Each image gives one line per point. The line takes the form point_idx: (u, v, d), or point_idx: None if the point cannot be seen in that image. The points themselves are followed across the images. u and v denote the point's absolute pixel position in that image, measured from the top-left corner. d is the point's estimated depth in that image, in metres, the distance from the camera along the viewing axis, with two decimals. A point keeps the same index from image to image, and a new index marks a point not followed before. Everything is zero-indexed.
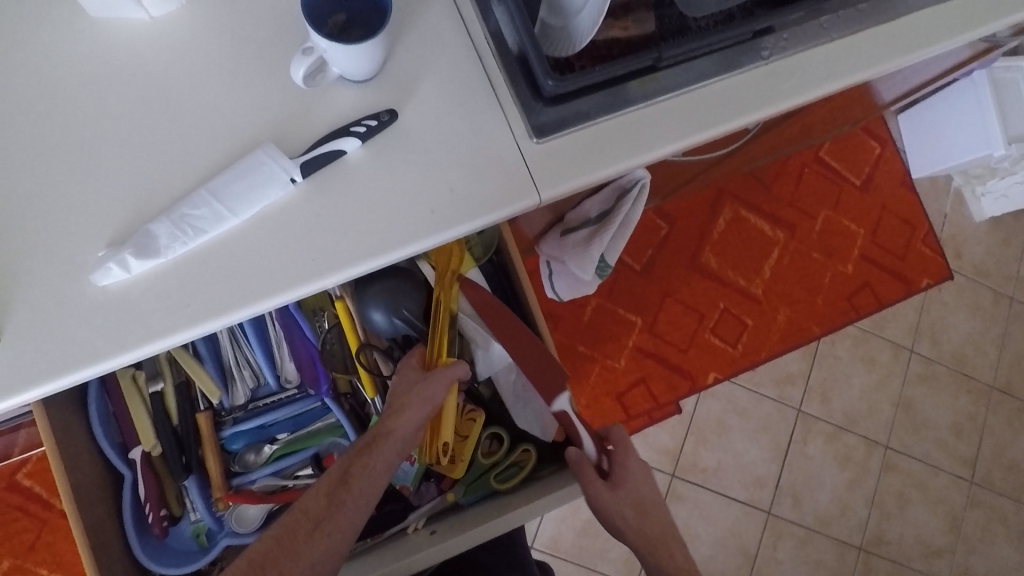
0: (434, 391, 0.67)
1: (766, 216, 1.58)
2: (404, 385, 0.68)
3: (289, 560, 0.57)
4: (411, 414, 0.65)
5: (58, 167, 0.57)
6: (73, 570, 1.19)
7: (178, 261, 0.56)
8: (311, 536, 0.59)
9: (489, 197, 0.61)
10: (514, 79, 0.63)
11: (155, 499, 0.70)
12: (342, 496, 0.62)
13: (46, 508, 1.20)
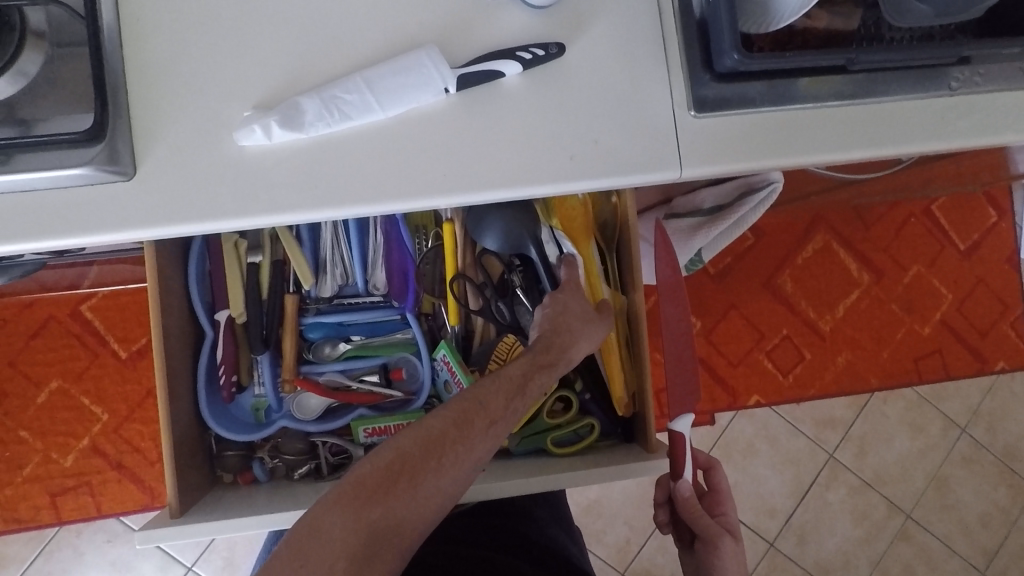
0: (599, 335, 0.68)
1: (858, 255, 1.50)
2: (575, 310, 0.66)
3: (462, 450, 0.57)
4: (581, 344, 0.66)
5: (221, 19, 0.57)
6: (111, 406, 1.26)
7: (317, 140, 0.55)
8: (486, 433, 0.58)
9: (630, 158, 0.59)
10: (689, 43, 0.60)
11: (229, 363, 0.72)
12: (516, 404, 0.61)
13: (101, 344, 1.27)
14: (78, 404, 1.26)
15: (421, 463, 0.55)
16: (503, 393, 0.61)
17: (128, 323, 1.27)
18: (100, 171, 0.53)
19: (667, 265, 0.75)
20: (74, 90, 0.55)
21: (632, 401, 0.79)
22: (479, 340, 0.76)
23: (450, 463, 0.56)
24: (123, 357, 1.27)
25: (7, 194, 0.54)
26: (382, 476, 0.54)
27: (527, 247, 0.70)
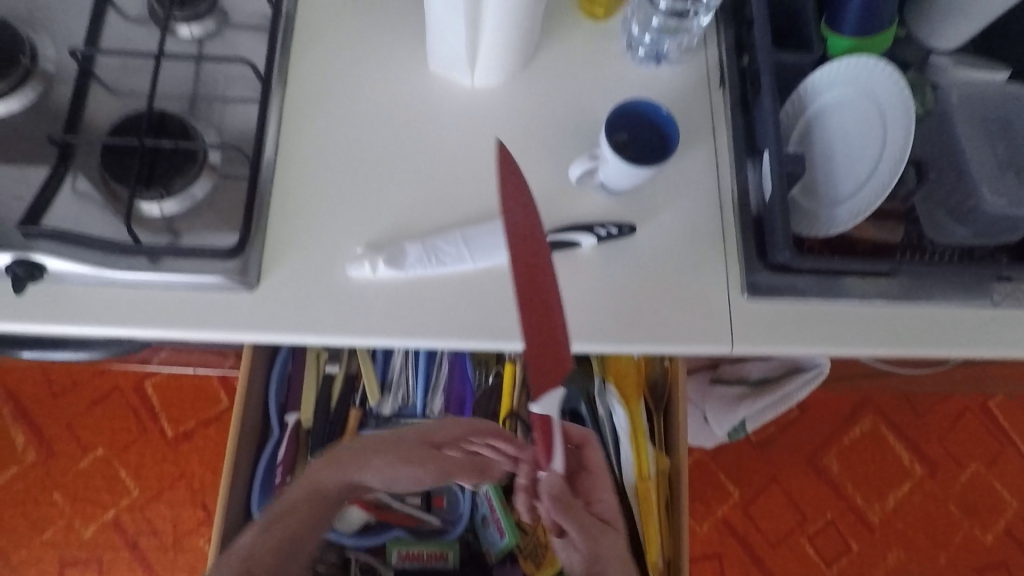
0: (458, 428, 0.66)
1: (908, 442, 1.46)
2: (399, 438, 0.65)
3: (307, 528, 0.60)
4: (463, 468, 0.65)
5: (352, 171, 0.68)
6: (145, 482, 1.30)
7: (413, 279, 0.65)
8: (310, 518, 0.60)
9: (683, 328, 0.66)
10: (746, 235, 0.68)
11: (288, 463, 0.77)
12: (329, 490, 0.62)
13: (153, 420, 1.33)
14: (116, 475, 1.30)
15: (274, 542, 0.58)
16: (321, 477, 0.62)
17: (183, 404, 1.34)
18: (232, 281, 0.64)
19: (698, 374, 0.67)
20: (225, 214, 0.67)
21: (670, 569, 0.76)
22: None
23: (296, 540, 0.59)
24: (169, 435, 1.33)
25: (155, 288, 0.65)
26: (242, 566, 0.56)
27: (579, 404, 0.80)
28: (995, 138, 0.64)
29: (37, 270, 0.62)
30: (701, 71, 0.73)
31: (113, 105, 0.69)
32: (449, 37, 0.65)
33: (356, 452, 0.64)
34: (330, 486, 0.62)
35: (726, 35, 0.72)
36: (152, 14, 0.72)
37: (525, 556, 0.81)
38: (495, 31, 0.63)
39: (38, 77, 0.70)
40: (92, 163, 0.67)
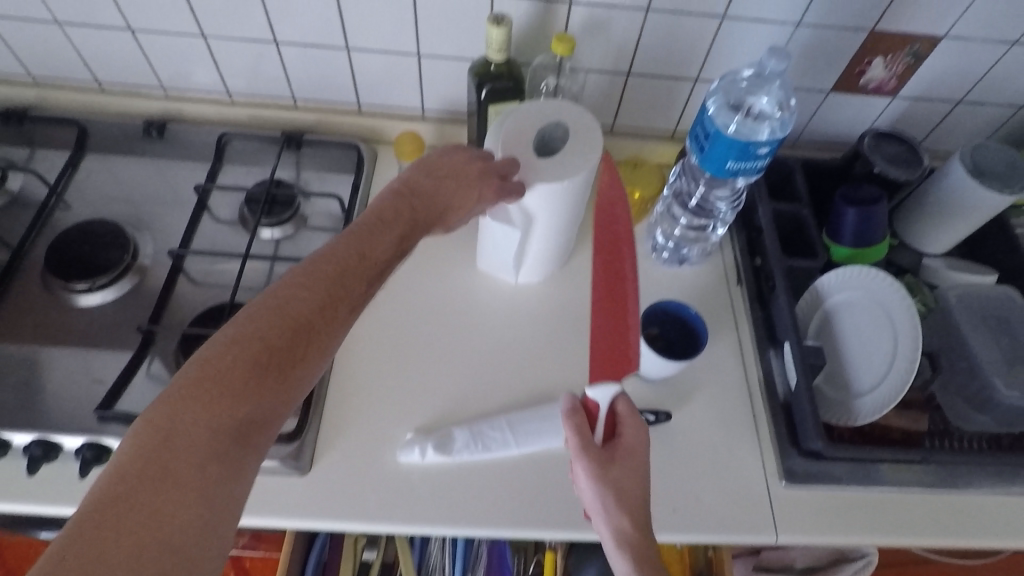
0: (448, 199, 0.63)
1: None
2: (360, 243, 0.55)
3: (219, 413, 0.43)
4: (449, 193, 0.63)
5: (406, 358, 0.74)
6: None
7: (460, 464, 0.68)
8: (241, 390, 0.44)
9: (726, 517, 0.66)
10: (776, 421, 0.70)
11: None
12: (320, 310, 0.49)
13: None
14: None
15: (156, 453, 0.40)
16: (315, 278, 0.50)
17: None
18: (286, 466, 0.66)
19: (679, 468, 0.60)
20: None
21: None
22: None
23: (226, 410, 0.43)
24: None
25: None
26: (160, 452, 0.40)
27: None
28: (999, 334, 0.68)
29: (104, 452, 0.65)
30: (718, 270, 0.82)
31: (197, 295, 0.77)
32: (495, 246, 0.75)
33: (430, 166, 0.64)
34: (312, 294, 0.49)
35: (738, 240, 0.82)
36: (242, 219, 0.82)
37: None
38: (540, 245, 0.73)
39: (136, 272, 0.78)
40: (170, 347, 0.73)
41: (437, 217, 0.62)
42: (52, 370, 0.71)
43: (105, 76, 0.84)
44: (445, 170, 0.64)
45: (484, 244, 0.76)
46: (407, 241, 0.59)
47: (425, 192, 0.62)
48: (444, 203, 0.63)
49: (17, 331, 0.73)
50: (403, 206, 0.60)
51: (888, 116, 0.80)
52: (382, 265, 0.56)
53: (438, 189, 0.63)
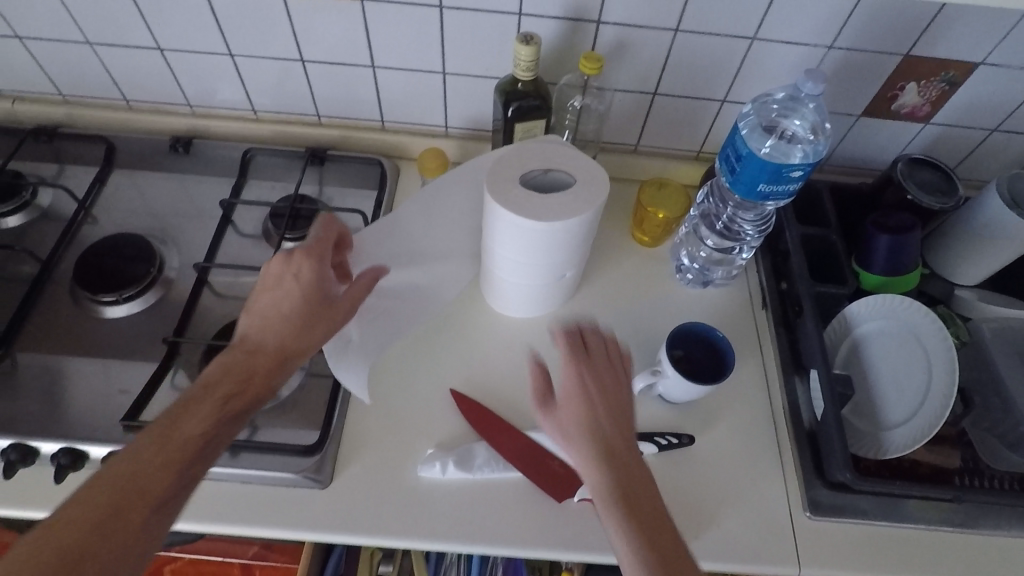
0: (297, 320, 0.58)
1: None
2: (175, 421, 0.48)
3: None
4: (300, 313, 0.59)
5: (426, 377, 0.74)
6: None
7: (479, 481, 0.67)
8: None
9: (749, 548, 0.65)
10: (802, 451, 0.69)
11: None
12: (118, 524, 0.42)
13: None
14: None
15: None
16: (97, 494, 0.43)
17: None
18: (307, 479, 0.66)
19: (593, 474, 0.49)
20: (304, 414, 0.72)
21: None
22: None
23: None
24: None
25: (232, 482, 0.66)
26: None
27: None
28: None
29: None
30: (742, 293, 0.81)
31: (220, 309, 0.78)
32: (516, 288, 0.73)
33: (257, 307, 0.59)
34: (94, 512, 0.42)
35: (764, 265, 0.81)
36: (266, 233, 0.82)
37: None
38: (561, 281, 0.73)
39: (161, 284, 0.79)
40: (194, 360, 0.74)
41: (286, 345, 0.57)
42: (77, 381, 0.72)
43: (134, 93, 0.85)
44: (272, 297, 0.59)
45: (501, 290, 0.75)
46: (242, 397, 0.53)
47: (259, 330, 0.57)
48: (290, 330, 0.58)
49: (45, 343, 0.74)
50: (236, 361, 0.55)
51: (920, 141, 0.78)
52: (207, 442, 0.49)
53: (274, 322, 0.58)
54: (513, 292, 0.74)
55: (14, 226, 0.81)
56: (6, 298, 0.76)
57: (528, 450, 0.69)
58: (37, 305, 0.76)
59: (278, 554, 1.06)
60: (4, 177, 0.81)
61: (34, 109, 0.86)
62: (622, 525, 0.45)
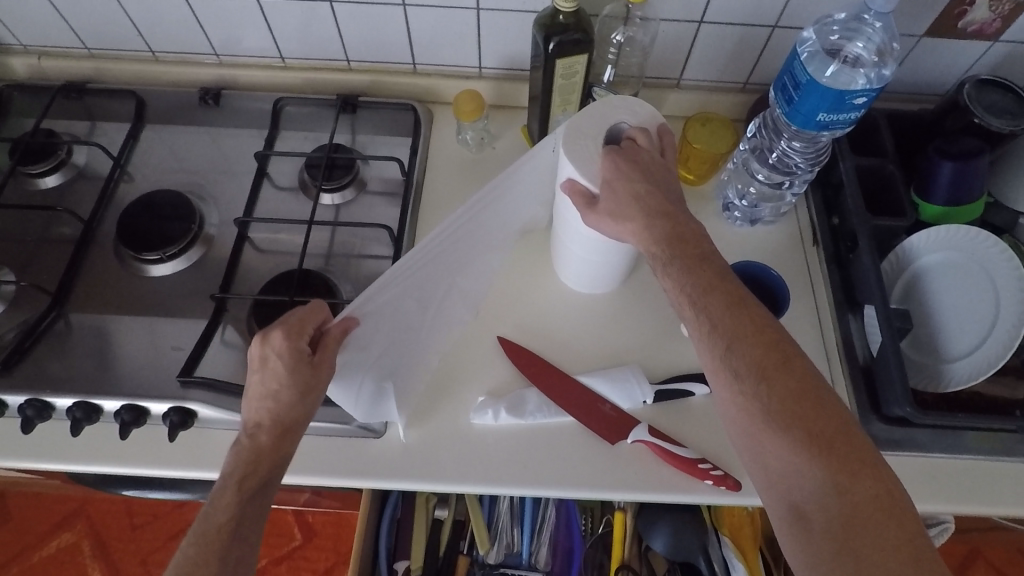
0: (285, 400, 0.55)
1: None
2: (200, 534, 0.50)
3: None
4: (280, 392, 0.55)
5: (474, 324, 0.74)
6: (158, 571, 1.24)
7: (532, 427, 0.68)
8: None
9: None
10: (857, 388, 0.68)
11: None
12: None
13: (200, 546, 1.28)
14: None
15: None
16: None
17: None
18: (363, 428, 0.67)
19: (746, 413, 0.49)
20: None
21: None
22: None
23: None
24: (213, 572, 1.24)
25: None
26: None
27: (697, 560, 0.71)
28: None
29: (188, 416, 0.65)
30: (792, 231, 0.79)
31: (263, 264, 0.78)
32: (587, 258, 0.70)
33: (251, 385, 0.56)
34: None
35: (816, 200, 0.78)
36: (302, 184, 0.81)
37: None
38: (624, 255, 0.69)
39: (202, 241, 0.78)
40: (242, 315, 0.74)
41: (278, 422, 0.55)
42: (130, 338, 0.72)
43: (159, 44, 0.83)
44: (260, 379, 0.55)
45: (569, 260, 0.72)
46: (252, 480, 0.53)
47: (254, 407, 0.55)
48: (269, 408, 0.55)
49: (95, 302, 0.74)
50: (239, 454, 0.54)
51: (986, 62, 0.74)
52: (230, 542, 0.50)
53: (257, 399, 0.55)
54: (584, 263, 0.71)
55: (53, 186, 0.80)
56: (52, 259, 0.76)
57: (572, 393, 0.68)
58: (83, 265, 0.76)
59: (327, 502, 1.09)
60: (38, 137, 0.79)
61: (60, 65, 0.84)
62: (792, 451, 0.46)
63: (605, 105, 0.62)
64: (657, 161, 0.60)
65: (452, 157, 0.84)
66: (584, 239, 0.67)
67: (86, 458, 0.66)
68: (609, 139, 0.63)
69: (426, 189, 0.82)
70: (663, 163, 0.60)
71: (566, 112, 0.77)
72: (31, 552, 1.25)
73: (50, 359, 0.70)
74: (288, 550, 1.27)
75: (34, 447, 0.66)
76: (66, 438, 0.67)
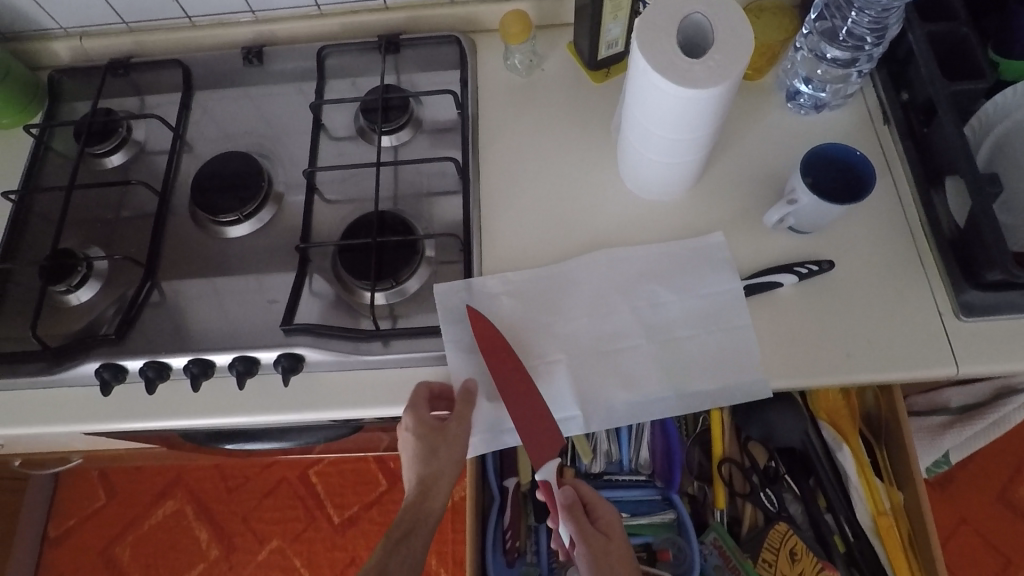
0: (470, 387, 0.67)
1: None
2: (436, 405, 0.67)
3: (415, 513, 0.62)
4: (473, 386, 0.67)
5: (554, 244, 0.75)
6: (256, 525, 1.31)
7: (622, 331, 0.70)
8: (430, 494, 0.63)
9: (903, 357, 0.66)
10: (946, 259, 0.68)
11: (514, 526, 0.82)
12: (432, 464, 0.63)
13: (292, 499, 1.33)
14: (234, 533, 1.31)
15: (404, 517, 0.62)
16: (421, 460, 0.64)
17: (345, 490, 1.33)
18: (461, 355, 0.69)
19: None
20: None
21: None
22: (748, 526, 0.78)
23: (419, 511, 0.63)
24: (313, 515, 1.31)
25: (392, 368, 0.70)
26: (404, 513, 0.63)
27: (797, 438, 0.73)
28: None
29: (296, 362, 0.68)
30: (861, 112, 0.77)
31: (334, 214, 0.79)
32: (658, 160, 0.70)
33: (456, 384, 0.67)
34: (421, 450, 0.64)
35: (882, 77, 0.76)
36: (361, 131, 0.82)
37: None
38: (699, 153, 0.69)
39: (273, 199, 0.79)
40: (327, 263, 0.76)
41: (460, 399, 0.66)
42: (224, 297, 0.75)
43: (196, 7, 0.82)
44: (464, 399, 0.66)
45: (638, 168, 0.73)
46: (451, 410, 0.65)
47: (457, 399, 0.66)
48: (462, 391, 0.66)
49: (182, 269, 0.77)
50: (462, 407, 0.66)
51: None
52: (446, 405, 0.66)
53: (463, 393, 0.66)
54: (656, 168, 0.71)
55: (119, 164, 0.81)
56: (134, 233, 0.78)
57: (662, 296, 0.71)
58: (164, 236, 0.78)
59: None
60: (98, 116, 0.81)
61: (100, 45, 0.84)
62: None
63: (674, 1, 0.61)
64: (733, 46, 0.59)
65: (503, 84, 0.83)
66: (657, 140, 0.67)
67: (207, 413, 0.69)
68: (683, 32, 0.63)
69: (482, 119, 0.82)
70: (739, 45, 0.59)
71: (617, 18, 0.75)
72: (141, 522, 1.33)
73: (154, 327, 0.73)
74: (377, 495, 1.32)
75: (155, 408, 0.70)
76: (185, 396, 0.70)
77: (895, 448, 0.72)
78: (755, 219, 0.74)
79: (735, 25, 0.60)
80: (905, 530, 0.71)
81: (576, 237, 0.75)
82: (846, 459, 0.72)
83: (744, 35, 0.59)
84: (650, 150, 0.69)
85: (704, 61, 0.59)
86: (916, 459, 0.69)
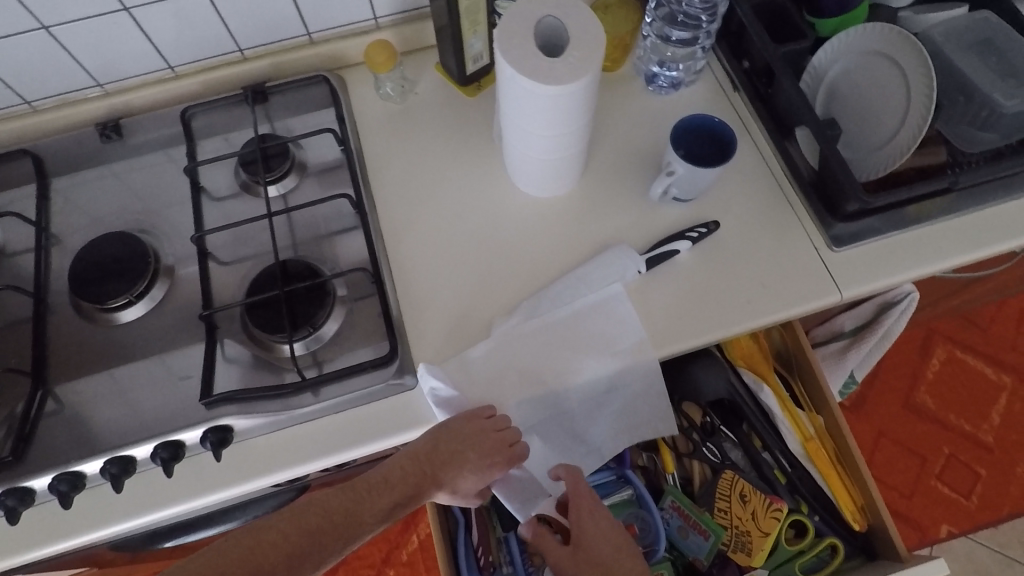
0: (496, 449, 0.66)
1: (991, 359, 1.38)
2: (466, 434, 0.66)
3: (390, 489, 0.62)
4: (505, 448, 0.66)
5: (463, 258, 0.76)
6: None
7: (543, 324, 0.72)
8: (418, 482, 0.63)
9: (796, 293, 0.73)
10: (811, 201, 0.76)
11: (484, 542, 0.85)
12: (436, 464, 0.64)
13: None
14: None
15: (385, 483, 0.62)
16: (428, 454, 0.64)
17: None
18: (395, 384, 0.68)
19: None
20: (369, 330, 0.72)
21: (856, 512, 0.79)
22: (700, 480, 0.84)
23: (398, 487, 0.62)
24: None
25: (328, 416, 0.68)
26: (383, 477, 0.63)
27: (723, 389, 0.79)
28: (986, 56, 0.74)
29: (225, 432, 0.65)
30: (713, 84, 0.84)
31: (233, 275, 0.76)
32: (543, 158, 0.73)
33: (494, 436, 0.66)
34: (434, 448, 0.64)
35: (723, 49, 0.84)
36: (244, 186, 0.79)
37: (730, 548, 0.80)
38: (579, 145, 0.72)
39: (164, 273, 0.75)
40: (236, 327, 0.73)
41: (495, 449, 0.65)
42: (129, 387, 0.70)
43: (36, 91, 0.77)
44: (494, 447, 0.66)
45: (526, 170, 0.75)
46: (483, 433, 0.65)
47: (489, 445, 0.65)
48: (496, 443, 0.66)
49: (76, 368, 0.71)
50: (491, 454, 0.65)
51: None
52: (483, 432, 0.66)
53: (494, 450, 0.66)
54: (543, 167, 0.74)
55: None
56: (12, 341, 0.72)
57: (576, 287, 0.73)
58: (48, 336, 0.72)
59: None
60: None
61: None
62: None
63: (526, 9, 0.64)
64: (587, 41, 0.62)
65: (381, 114, 0.84)
66: (537, 140, 0.70)
67: (135, 512, 0.65)
68: (541, 36, 0.66)
69: (367, 152, 0.82)
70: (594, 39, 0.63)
71: (477, 32, 0.78)
72: None
73: (55, 436, 0.67)
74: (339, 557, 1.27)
75: (75, 522, 0.64)
76: (107, 501, 0.65)
77: (806, 377, 0.80)
78: (646, 198, 0.78)
79: (586, 21, 0.64)
80: (831, 448, 0.79)
81: (483, 248, 0.77)
82: (768, 397, 0.77)
83: (596, 28, 0.63)
84: (534, 150, 0.72)
85: (565, 58, 0.62)
86: (826, 383, 0.77)
